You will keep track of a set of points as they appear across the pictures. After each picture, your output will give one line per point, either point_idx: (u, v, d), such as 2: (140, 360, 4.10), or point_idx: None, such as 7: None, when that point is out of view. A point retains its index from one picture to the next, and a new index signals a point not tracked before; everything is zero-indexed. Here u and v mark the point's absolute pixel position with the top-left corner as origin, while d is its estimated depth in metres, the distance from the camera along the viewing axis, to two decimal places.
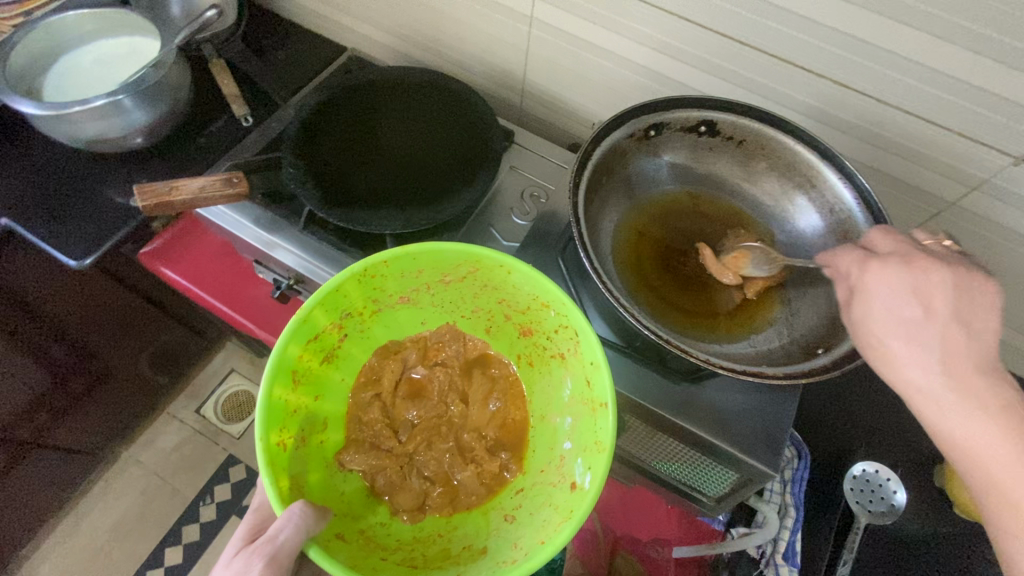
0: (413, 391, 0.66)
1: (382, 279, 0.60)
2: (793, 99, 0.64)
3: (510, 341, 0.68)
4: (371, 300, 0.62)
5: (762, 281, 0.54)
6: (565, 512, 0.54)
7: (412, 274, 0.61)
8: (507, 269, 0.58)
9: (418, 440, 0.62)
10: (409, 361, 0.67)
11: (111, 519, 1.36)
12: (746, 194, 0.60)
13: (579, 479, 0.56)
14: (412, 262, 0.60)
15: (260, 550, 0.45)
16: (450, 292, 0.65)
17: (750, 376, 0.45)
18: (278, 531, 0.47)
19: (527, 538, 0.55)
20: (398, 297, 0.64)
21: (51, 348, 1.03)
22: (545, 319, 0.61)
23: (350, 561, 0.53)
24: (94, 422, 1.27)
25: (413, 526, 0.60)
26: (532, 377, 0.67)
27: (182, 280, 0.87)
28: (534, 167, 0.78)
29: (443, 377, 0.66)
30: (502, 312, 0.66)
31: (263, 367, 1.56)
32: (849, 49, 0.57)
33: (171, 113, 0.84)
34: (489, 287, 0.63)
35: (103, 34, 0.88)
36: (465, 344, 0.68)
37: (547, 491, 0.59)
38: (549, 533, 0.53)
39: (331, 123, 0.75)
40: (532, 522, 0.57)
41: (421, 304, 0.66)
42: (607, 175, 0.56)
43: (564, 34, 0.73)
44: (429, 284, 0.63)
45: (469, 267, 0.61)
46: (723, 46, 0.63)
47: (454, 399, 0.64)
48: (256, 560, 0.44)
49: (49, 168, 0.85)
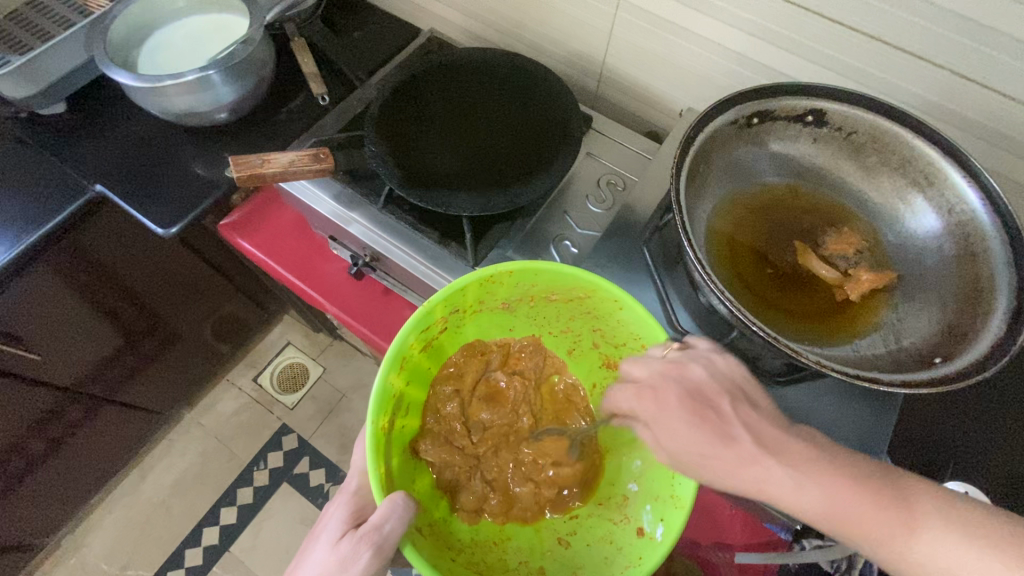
0: (491, 393, 0.68)
1: (497, 286, 0.60)
2: (901, 89, 0.60)
3: (590, 367, 0.69)
4: (478, 301, 0.61)
5: (869, 282, 0.50)
6: (631, 557, 0.54)
7: (525, 286, 0.61)
8: (620, 304, 0.56)
9: (490, 444, 0.65)
10: (491, 364, 0.68)
11: (173, 475, 1.44)
12: (852, 190, 0.57)
13: (648, 526, 0.55)
14: (534, 276, 0.59)
15: (369, 538, 0.48)
16: (548, 309, 0.65)
17: (863, 380, 0.43)
18: (383, 523, 0.49)
19: (589, 571, 0.55)
20: (501, 302, 0.63)
21: (123, 311, 1.08)
22: (636, 358, 0.62)
23: (432, 558, 0.54)
24: (161, 384, 1.34)
25: (471, 528, 0.61)
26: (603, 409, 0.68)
27: (256, 251, 0.89)
28: (614, 155, 0.76)
29: (520, 387, 0.67)
30: (591, 340, 0.66)
31: (317, 342, 1.61)
32: (973, 36, 0.53)
33: (255, 89, 0.87)
34: (591, 313, 0.62)
35: (194, 11, 0.91)
36: (546, 359, 0.70)
37: (607, 526, 0.59)
38: (614, 574, 0.53)
39: (418, 103, 0.75)
40: (592, 554, 0.57)
41: (516, 313, 0.66)
42: (705, 162, 0.54)
43: (652, 17, 0.70)
44: (534, 298, 0.63)
45: (581, 292, 0.59)
46: (826, 31, 0.59)
47: (527, 411, 0.66)
48: (366, 549, 0.48)
49: (140, 138, 0.89)
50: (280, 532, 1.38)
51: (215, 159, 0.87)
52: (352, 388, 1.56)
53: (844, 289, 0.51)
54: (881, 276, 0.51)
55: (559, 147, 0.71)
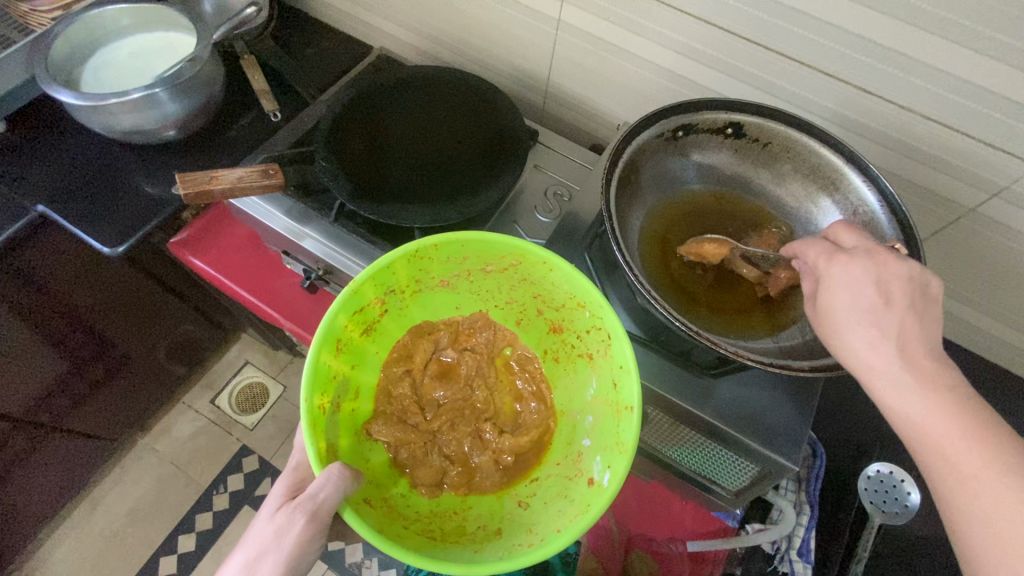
0: (442, 371, 0.69)
1: (429, 262, 0.63)
2: (814, 102, 0.66)
3: (539, 336, 0.71)
4: (414, 281, 0.65)
5: (785, 278, 0.53)
6: (582, 506, 0.56)
7: (457, 259, 0.64)
8: (548, 266, 0.60)
9: (444, 419, 0.66)
10: (440, 343, 0.70)
11: (126, 504, 1.38)
12: (771, 195, 0.61)
13: (597, 475, 0.58)
14: (461, 248, 0.62)
15: (303, 506, 0.50)
16: (489, 281, 0.68)
17: (777, 368, 0.47)
18: (318, 491, 0.50)
19: (543, 526, 0.57)
20: (440, 280, 0.66)
21: (68, 336, 1.04)
22: (577, 318, 0.64)
23: (377, 525, 0.55)
24: (112, 409, 1.29)
25: (431, 500, 0.62)
26: (555, 373, 0.70)
27: (208, 268, 0.89)
28: (559, 167, 0.79)
29: (471, 361, 0.69)
30: (535, 307, 0.69)
31: (278, 360, 1.59)
32: (869, 54, 0.58)
33: (204, 106, 0.87)
34: (528, 281, 0.65)
35: (139, 29, 0.91)
36: (496, 333, 0.71)
37: (563, 483, 0.61)
38: (565, 522, 0.55)
39: (362, 118, 0.77)
40: (547, 510, 0.59)
41: (459, 289, 0.69)
42: (635, 173, 0.58)
43: (589, 36, 0.74)
44: (471, 271, 0.66)
45: (514, 259, 0.63)
46: (744, 50, 0.65)
47: (480, 385, 0.68)
48: (301, 516, 0.50)
49: (85, 157, 0.87)
50: None
51: (164, 177, 0.86)
52: None
53: (764, 285, 0.55)
54: (798, 271, 0.54)
55: (494, 149, 0.75)
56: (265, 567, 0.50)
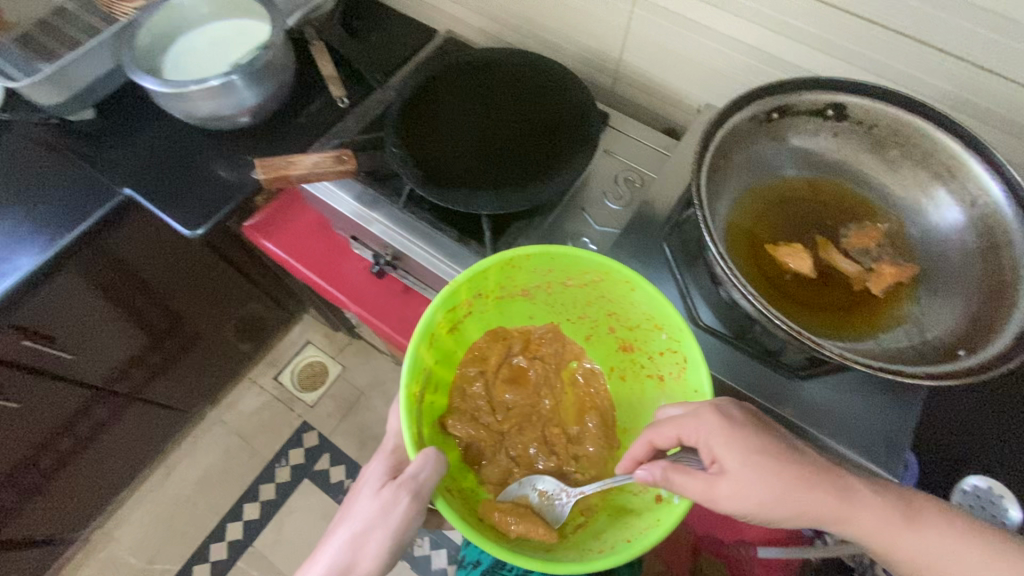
0: (513, 376, 0.69)
1: (518, 269, 0.61)
2: (921, 82, 0.60)
3: (608, 352, 0.70)
4: (500, 286, 0.64)
5: (891, 274, 0.51)
6: (651, 521, 0.54)
7: (544, 270, 0.62)
8: (631, 285, 0.58)
9: (514, 423, 0.66)
10: (513, 349, 0.69)
11: (198, 471, 1.47)
12: (874, 184, 0.56)
13: (664, 493, 0.55)
14: (549, 262, 0.61)
15: (405, 485, 0.51)
16: (567, 294, 0.66)
17: (887, 372, 0.43)
18: (418, 472, 0.52)
19: (611, 534, 0.56)
20: (522, 288, 0.65)
21: (147, 311, 1.10)
22: (652, 339, 0.62)
23: (461, 512, 0.56)
24: (185, 381, 1.37)
25: (496, 500, 0.63)
26: (620, 391, 0.69)
27: (280, 252, 0.91)
28: (630, 152, 0.76)
29: (540, 370, 0.69)
30: (608, 324, 0.67)
31: (336, 341, 1.64)
32: (994, 26, 0.53)
33: (276, 93, 0.89)
34: (605, 297, 0.63)
35: (215, 17, 0.93)
36: (565, 346, 0.71)
37: (625, 496, 0.60)
38: (635, 532, 0.54)
39: (433, 103, 0.76)
40: (613, 523, 0.58)
41: (537, 298, 0.67)
42: (725, 159, 0.54)
43: (668, 14, 0.71)
44: (552, 283, 0.64)
45: (595, 275, 0.61)
46: (844, 24, 0.60)
47: (549, 395, 0.68)
48: (405, 494, 0.51)
49: (166, 143, 0.91)
50: (302, 527, 1.41)
51: (237, 161, 0.89)
52: (370, 386, 1.58)
53: (866, 281, 0.51)
54: (902, 270, 0.51)
55: (567, 136, 0.72)
56: (371, 544, 0.52)
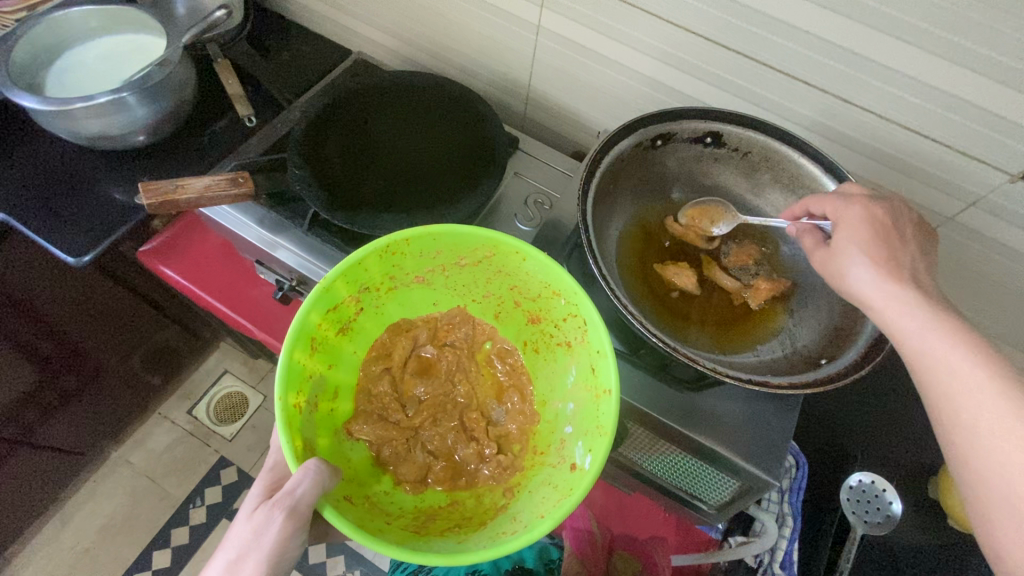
0: (422, 368, 0.68)
1: (401, 257, 0.62)
2: (793, 111, 0.66)
3: (519, 327, 0.69)
4: (389, 278, 0.64)
5: (767, 289, 0.54)
6: (565, 491, 0.55)
7: (429, 253, 0.63)
8: (522, 255, 0.60)
9: (425, 415, 0.65)
10: (419, 339, 0.69)
11: (99, 519, 1.34)
12: (751, 206, 0.61)
13: (579, 460, 0.57)
14: (433, 242, 0.61)
15: (280, 503, 0.48)
16: (464, 275, 0.67)
17: (755, 385, 0.45)
18: (296, 487, 0.49)
19: (527, 514, 0.56)
20: (414, 275, 0.66)
21: (40, 347, 1.01)
22: (553, 307, 0.63)
23: (358, 521, 0.54)
24: (83, 421, 1.25)
25: (415, 497, 0.61)
26: (535, 364, 0.69)
27: (180, 279, 0.86)
28: (539, 173, 0.78)
29: (451, 356, 0.68)
30: (512, 299, 0.67)
31: (257, 368, 1.56)
32: (846, 63, 0.58)
33: (175, 111, 0.84)
34: (503, 272, 0.64)
35: (107, 31, 0.88)
36: (476, 328, 0.70)
37: (546, 471, 0.60)
38: (548, 507, 0.54)
39: (335, 124, 0.75)
40: (531, 499, 0.58)
41: (435, 285, 0.68)
42: (614, 183, 0.56)
43: (569, 43, 0.74)
44: (445, 266, 0.65)
45: (486, 251, 0.62)
46: (723, 57, 0.64)
47: (462, 379, 0.68)
48: (278, 514, 0.49)
49: (48, 163, 0.84)
50: None
51: (132, 182, 0.84)
52: None
53: (744, 296, 0.55)
54: (777, 284, 0.55)
55: (473, 154, 0.74)
56: (245, 569, 0.48)
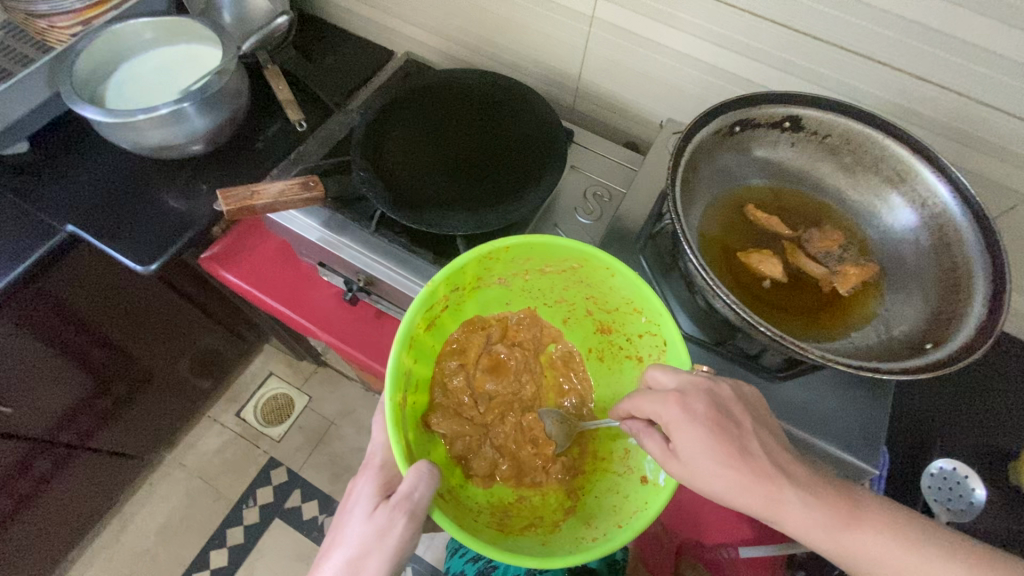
0: (492, 366, 0.69)
1: (496, 261, 0.62)
2: (863, 92, 0.64)
3: (586, 334, 0.71)
4: (478, 278, 0.64)
5: (856, 274, 0.53)
6: (640, 503, 0.56)
7: (521, 259, 0.63)
8: (611, 271, 0.60)
9: (496, 413, 0.67)
10: (492, 336, 0.70)
11: (157, 520, 1.38)
12: (831, 189, 0.59)
13: (651, 474, 0.58)
14: (529, 250, 0.61)
15: (401, 506, 0.51)
16: (544, 280, 0.67)
17: (868, 372, 0.44)
18: (412, 489, 0.51)
19: (603, 518, 0.58)
20: (498, 277, 0.66)
21: (93, 354, 1.03)
22: (630, 322, 0.64)
23: (456, 519, 0.56)
24: (138, 425, 1.28)
25: (486, 491, 0.64)
26: (599, 371, 0.71)
27: (243, 284, 0.87)
28: (597, 167, 0.78)
29: (520, 357, 0.69)
30: (585, 307, 0.69)
31: (301, 370, 1.58)
32: (923, 40, 0.57)
33: (231, 119, 0.86)
34: (584, 283, 0.65)
35: (161, 42, 0.90)
36: (542, 330, 0.72)
37: (614, 480, 0.62)
38: (626, 517, 0.56)
39: (396, 124, 0.75)
40: (601, 504, 0.60)
41: (512, 287, 0.68)
42: (693, 172, 0.56)
43: (624, 33, 0.74)
44: (529, 270, 0.65)
45: (574, 262, 0.62)
46: (789, 40, 0.63)
47: (529, 379, 0.69)
48: (401, 517, 0.50)
49: (111, 175, 0.86)
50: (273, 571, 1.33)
51: (189, 191, 0.86)
52: (340, 415, 1.52)
53: (833, 282, 0.54)
54: (866, 269, 0.54)
55: (533, 150, 0.73)
56: (369, 567, 0.50)
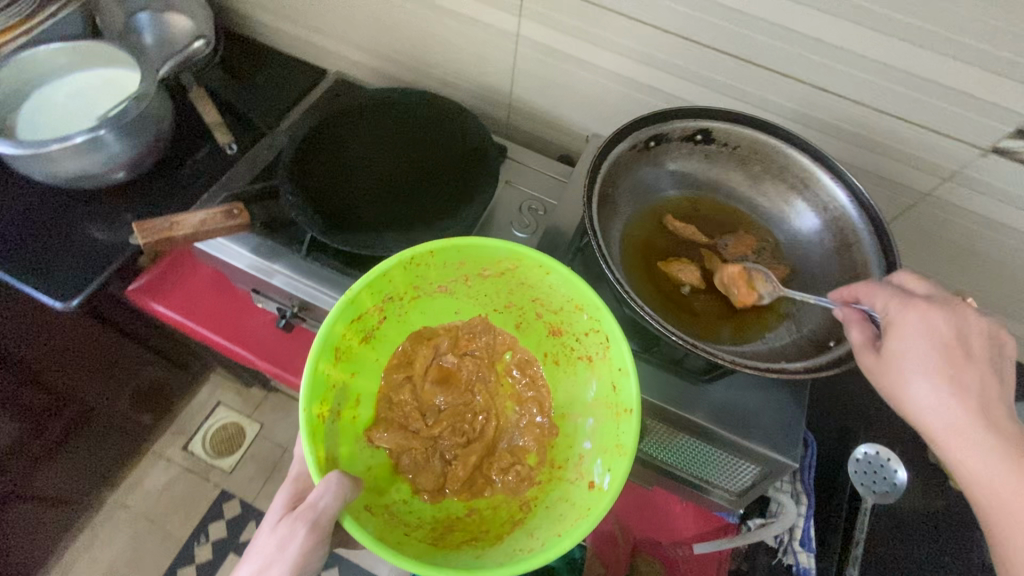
0: (441, 377, 0.69)
1: (426, 269, 0.62)
2: (773, 102, 0.68)
3: (539, 339, 0.70)
4: (412, 286, 0.64)
5: (767, 277, 0.57)
6: (583, 509, 0.57)
7: (454, 264, 0.63)
8: (545, 269, 0.60)
9: (445, 424, 0.66)
10: (440, 348, 0.69)
11: (100, 566, 1.31)
12: (746, 198, 0.62)
13: (597, 479, 0.59)
14: (457, 254, 0.62)
15: (303, 516, 0.49)
16: (486, 285, 0.67)
17: (772, 372, 0.48)
18: (318, 499, 0.50)
19: (543, 530, 0.57)
20: (438, 285, 0.66)
21: (21, 393, 0.97)
22: (576, 321, 0.64)
23: (377, 533, 0.56)
24: (75, 468, 1.21)
25: (433, 506, 0.63)
26: (556, 375, 0.69)
27: (173, 315, 0.84)
28: (531, 181, 0.79)
29: (471, 366, 0.69)
30: (534, 310, 0.68)
31: (252, 397, 1.53)
32: (821, 53, 0.61)
33: (154, 144, 0.83)
34: (525, 285, 0.65)
35: (77, 68, 0.86)
36: (496, 337, 0.71)
37: (564, 487, 0.62)
38: (566, 526, 0.56)
39: (323, 146, 0.74)
40: (549, 514, 0.59)
41: (457, 294, 0.68)
42: (613, 187, 0.58)
43: (550, 50, 0.75)
44: (468, 275, 0.65)
45: (510, 263, 0.62)
46: (702, 55, 0.66)
47: (481, 389, 0.69)
48: (302, 526, 0.49)
49: (25, 207, 0.82)
50: None
51: (111, 221, 0.82)
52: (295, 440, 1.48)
53: None
54: (777, 271, 0.58)
55: (467, 166, 0.74)
56: None
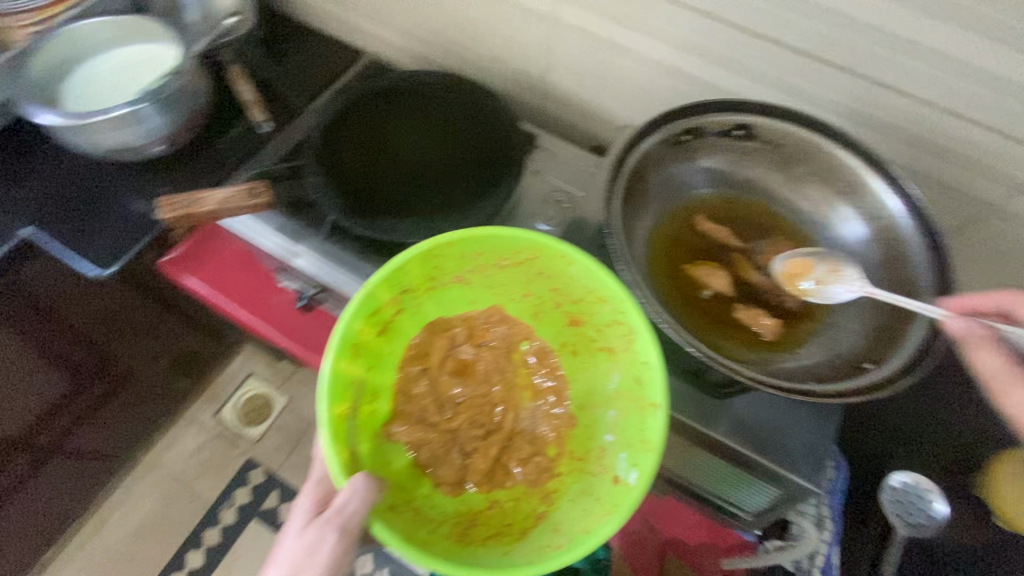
0: (459, 368, 0.67)
1: (443, 260, 0.61)
2: (826, 98, 0.63)
3: (558, 329, 0.68)
4: (429, 278, 0.63)
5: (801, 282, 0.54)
6: (609, 504, 0.55)
7: (472, 254, 0.61)
8: (567, 259, 0.58)
9: (463, 416, 0.64)
10: (456, 338, 0.68)
11: (134, 520, 1.38)
12: (786, 200, 0.59)
13: (623, 474, 0.56)
14: (476, 246, 0.60)
15: (332, 522, 0.49)
16: (506, 276, 0.65)
17: (796, 394, 0.45)
18: (345, 503, 0.50)
19: (569, 525, 0.56)
20: (454, 276, 0.64)
21: (72, 353, 1.00)
22: (597, 312, 0.61)
23: (406, 531, 0.55)
24: (115, 426, 1.27)
25: (455, 499, 0.62)
26: (575, 366, 0.68)
27: (204, 289, 0.87)
28: (560, 172, 0.76)
29: (488, 358, 0.67)
30: (553, 300, 0.65)
31: (281, 371, 1.57)
32: (884, 45, 0.55)
33: (190, 120, 0.84)
34: (545, 275, 0.63)
35: (116, 43, 0.88)
36: (512, 327, 0.69)
37: (589, 481, 0.60)
38: (591, 523, 0.54)
39: (351, 127, 0.74)
40: (572, 509, 0.58)
41: (474, 285, 0.66)
42: (641, 182, 0.56)
43: (589, 35, 0.72)
44: (485, 266, 0.64)
45: (529, 253, 0.60)
46: (751, 44, 0.62)
47: (498, 379, 0.67)
48: (331, 531, 0.49)
49: (67, 179, 0.84)
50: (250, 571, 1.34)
51: (146, 194, 0.84)
52: None
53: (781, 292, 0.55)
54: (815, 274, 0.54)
55: (493, 152, 0.72)
56: None
